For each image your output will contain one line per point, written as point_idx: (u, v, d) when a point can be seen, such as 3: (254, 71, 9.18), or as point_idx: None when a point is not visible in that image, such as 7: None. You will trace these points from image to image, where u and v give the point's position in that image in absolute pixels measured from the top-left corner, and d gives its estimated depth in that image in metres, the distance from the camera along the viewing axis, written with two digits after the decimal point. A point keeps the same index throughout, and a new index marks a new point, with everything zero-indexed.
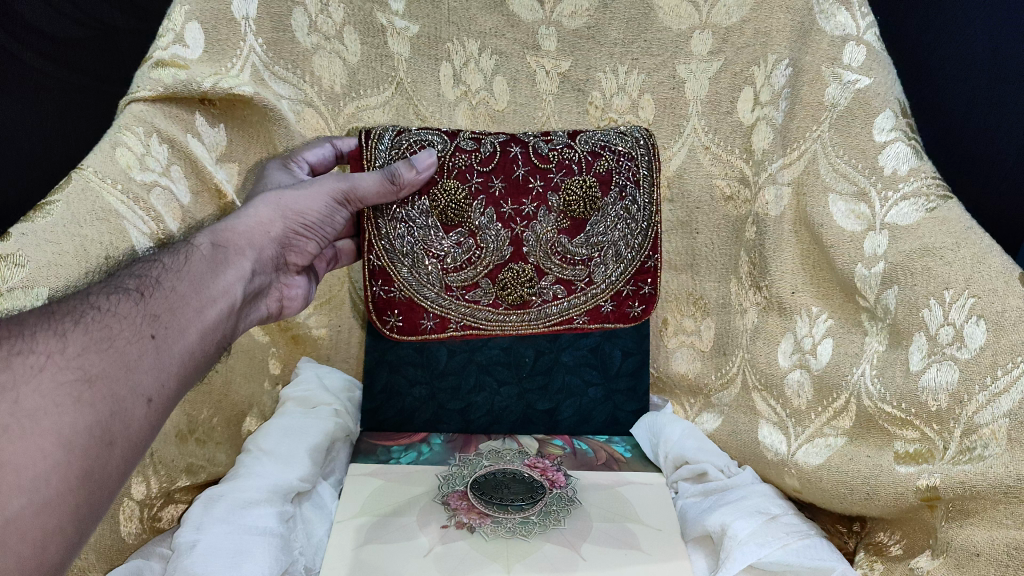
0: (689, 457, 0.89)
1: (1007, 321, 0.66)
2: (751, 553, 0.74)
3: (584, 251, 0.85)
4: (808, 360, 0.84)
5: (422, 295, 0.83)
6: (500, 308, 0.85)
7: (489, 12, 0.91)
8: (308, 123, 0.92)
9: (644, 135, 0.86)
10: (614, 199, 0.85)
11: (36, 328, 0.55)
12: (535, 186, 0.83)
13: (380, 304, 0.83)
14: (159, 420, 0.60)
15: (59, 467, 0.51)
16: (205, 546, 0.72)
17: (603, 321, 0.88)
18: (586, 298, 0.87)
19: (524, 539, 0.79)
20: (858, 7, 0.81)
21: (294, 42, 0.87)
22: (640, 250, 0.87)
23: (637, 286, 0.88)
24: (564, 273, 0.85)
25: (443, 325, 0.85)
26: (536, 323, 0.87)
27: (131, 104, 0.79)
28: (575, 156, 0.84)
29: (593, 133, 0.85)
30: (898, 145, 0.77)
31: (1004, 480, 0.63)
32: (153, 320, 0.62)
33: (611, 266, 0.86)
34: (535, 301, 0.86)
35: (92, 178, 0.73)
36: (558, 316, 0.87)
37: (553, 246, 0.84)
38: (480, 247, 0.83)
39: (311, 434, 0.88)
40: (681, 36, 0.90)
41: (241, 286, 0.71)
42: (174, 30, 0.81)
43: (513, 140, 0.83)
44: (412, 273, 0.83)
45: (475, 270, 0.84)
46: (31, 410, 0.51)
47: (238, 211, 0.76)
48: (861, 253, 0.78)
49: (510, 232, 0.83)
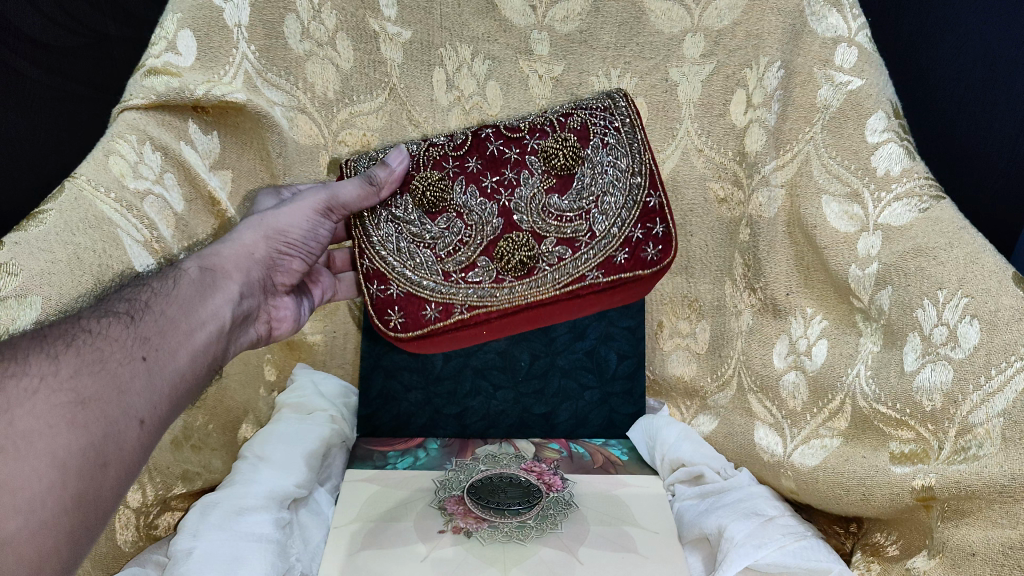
0: (685, 459, 0.89)
1: (1000, 320, 0.67)
2: (747, 555, 0.73)
3: (577, 204, 0.80)
4: (803, 361, 0.84)
5: (420, 285, 0.79)
6: (506, 282, 0.79)
7: (481, 17, 0.91)
8: (302, 129, 0.92)
9: (615, 92, 0.85)
10: (597, 148, 0.81)
11: (30, 351, 0.56)
12: (512, 155, 0.81)
13: (378, 304, 0.80)
14: (152, 444, 0.61)
15: (54, 488, 0.51)
16: (201, 555, 0.72)
17: (620, 274, 0.80)
18: (594, 252, 0.80)
19: (521, 543, 0.79)
20: (849, 7, 0.81)
21: (287, 49, 0.88)
22: (640, 189, 0.81)
23: (646, 227, 0.81)
24: (563, 231, 0.80)
25: (448, 311, 0.79)
26: (546, 289, 0.79)
27: (124, 113, 0.79)
28: (546, 119, 0.82)
29: (565, 104, 0.84)
30: (891, 146, 0.78)
31: (999, 480, 0.63)
32: (144, 343, 0.62)
33: (613, 214, 0.81)
34: (539, 266, 0.80)
35: (84, 186, 0.73)
36: (569, 276, 0.79)
37: (544, 206, 0.80)
38: (469, 226, 0.80)
39: (308, 440, 0.88)
40: (673, 40, 0.90)
41: (229, 309, 0.71)
42: (167, 38, 0.82)
43: (484, 125, 0.83)
44: (406, 265, 0.80)
45: (470, 249, 0.80)
46: (26, 432, 0.52)
47: (223, 239, 0.77)
48: (855, 254, 0.78)
49: (496, 204, 0.80)
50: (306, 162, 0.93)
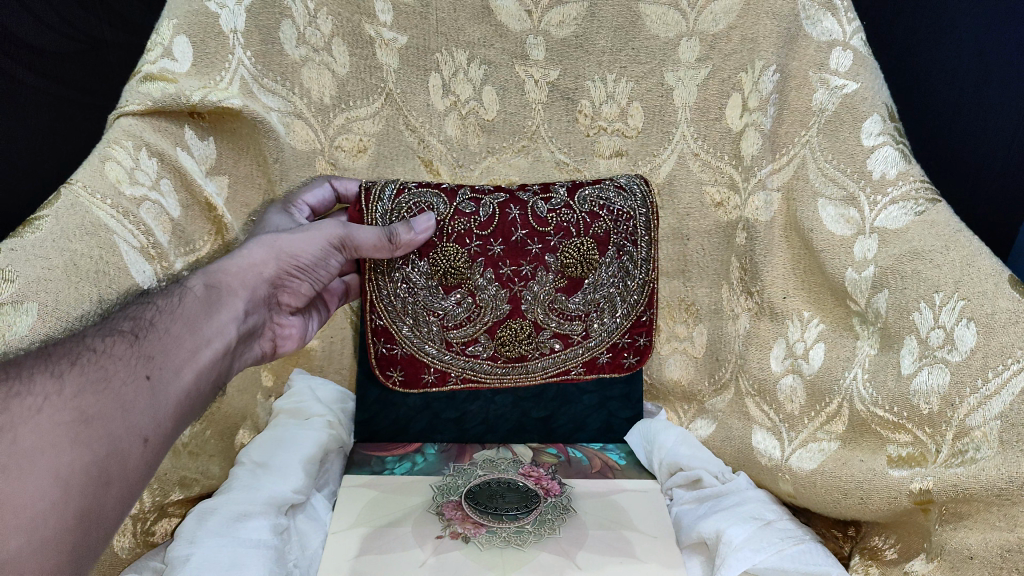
0: (682, 464, 0.90)
1: (997, 323, 0.66)
2: (745, 560, 0.73)
3: (580, 308, 0.91)
4: (799, 365, 0.84)
5: (423, 352, 0.90)
6: (499, 361, 0.92)
7: (477, 22, 0.91)
8: (298, 135, 0.91)
9: (645, 191, 0.92)
10: (611, 257, 0.90)
11: (35, 369, 0.56)
12: (534, 249, 0.88)
13: (382, 360, 0.90)
14: (155, 462, 0.60)
15: (58, 505, 0.51)
16: (199, 560, 0.71)
17: (599, 371, 0.95)
18: (583, 351, 0.93)
19: (519, 548, 0.79)
20: (844, 13, 0.82)
21: (283, 54, 0.87)
22: (636, 306, 0.93)
23: (632, 338, 0.94)
24: (562, 328, 0.91)
25: (444, 378, 0.92)
26: (532, 376, 0.93)
27: (120, 119, 0.79)
28: (572, 217, 0.89)
29: (591, 192, 0.90)
30: (887, 149, 0.78)
31: (996, 482, 0.62)
32: (148, 361, 0.62)
33: (607, 321, 0.93)
34: (534, 354, 0.92)
35: (81, 193, 0.73)
36: (556, 367, 0.93)
37: (552, 303, 0.90)
38: (479, 306, 0.88)
39: (305, 445, 0.88)
40: (669, 44, 0.91)
41: (235, 326, 0.72)
42: (163, 44, 0.82)
43: (511, 201, 0.88)
44: (414, 330, 0.88)
45: (475, 326, 0.89)
46: (30, 450, 0.51)
47: (232, 253, 0.77)
48: (851, 257, 0.79)
49: (509, 291, 0.88)
50: (303, 167, 0.92)
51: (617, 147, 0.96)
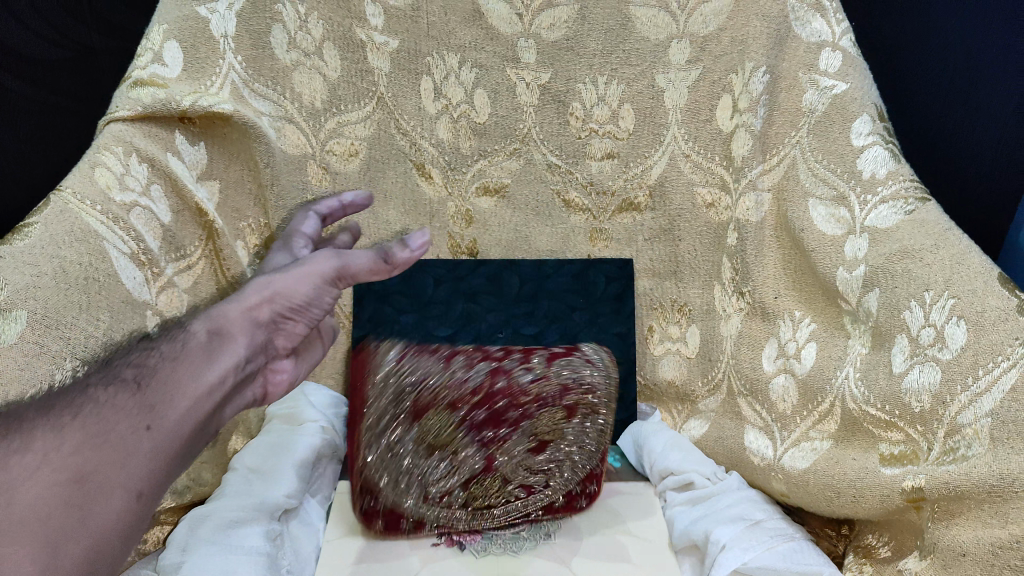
0: (674, 467, 0.89)
1: (986, 321, 0.67)
2: (735, 559, 0.73)
3: (548, 465, 0.84)
4: (792, 365, 0.84)
5: (398, 498, 0.80)
6: (469, 508, 0.81)
7: (467, 25, 0.91)
8: (289, 139, 0.91)
9: (610, 380, 0.92)
10: (580, 425, 0.86)
11: (36, 425, 0.57)
12: (514, 415, 0.83)
13: (363, 512, 0.81)
14: (147, 517, 0.59)
15: (48, 567, 0.51)
16: (191, 568, 0.71)
17: (556, 514, 0.84)
18: (543, 494, 0.83)
19: (513, 555, 0.80)
20: (832, 14, 0.81)
21: (273, 59, 0.88)
22: (591, 459, 0.87)
23: (586, 485, 0.86)
24: (528, 479, 0.83)
25: (420, 525, 0.81)
26: (495, 523, 0.82)
27: (110, 124, 0.79)
28: (552, 386, 0.86)
29: (566, 368, 0.89)
30: (876, 149, 0.78)
31: (987, 480, 0.62)
32: (148, 410, 0.61)
33: (567, 473, 0.85)
34: (499, 504, 0.82)
35: (70, 200, 0.73)
36: (518, 515, 0.83)
37: (523, 460, 0.83)
38: (458, 460, 0.81)
39: (298, 450, 0.87)
40: (660, 46, 0.91)
41: (233, 374, 0.69)
42: (153, 49, 0.83)
43: (498, 372, 0.85)
44: (390, 481, 0.80)
45: (452, 478, 0.80)
46: (24, 508, 0.52)
47: (233, 296, 0.73)
48: (842, 256, 0.79)
49: (487, 449, 0.81)
50: (294, 172, 0.92)
51: (608, 149, 0.96)
